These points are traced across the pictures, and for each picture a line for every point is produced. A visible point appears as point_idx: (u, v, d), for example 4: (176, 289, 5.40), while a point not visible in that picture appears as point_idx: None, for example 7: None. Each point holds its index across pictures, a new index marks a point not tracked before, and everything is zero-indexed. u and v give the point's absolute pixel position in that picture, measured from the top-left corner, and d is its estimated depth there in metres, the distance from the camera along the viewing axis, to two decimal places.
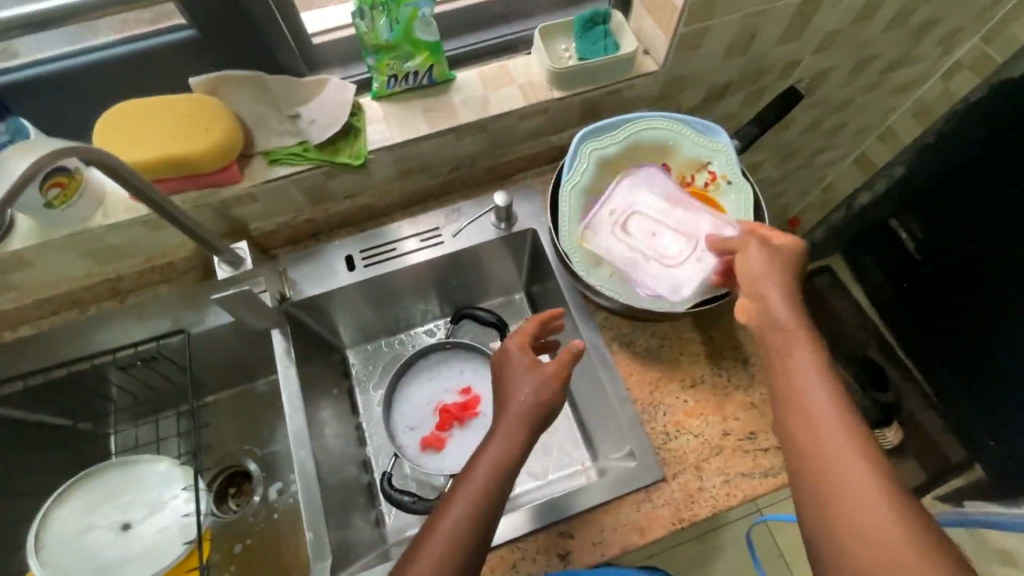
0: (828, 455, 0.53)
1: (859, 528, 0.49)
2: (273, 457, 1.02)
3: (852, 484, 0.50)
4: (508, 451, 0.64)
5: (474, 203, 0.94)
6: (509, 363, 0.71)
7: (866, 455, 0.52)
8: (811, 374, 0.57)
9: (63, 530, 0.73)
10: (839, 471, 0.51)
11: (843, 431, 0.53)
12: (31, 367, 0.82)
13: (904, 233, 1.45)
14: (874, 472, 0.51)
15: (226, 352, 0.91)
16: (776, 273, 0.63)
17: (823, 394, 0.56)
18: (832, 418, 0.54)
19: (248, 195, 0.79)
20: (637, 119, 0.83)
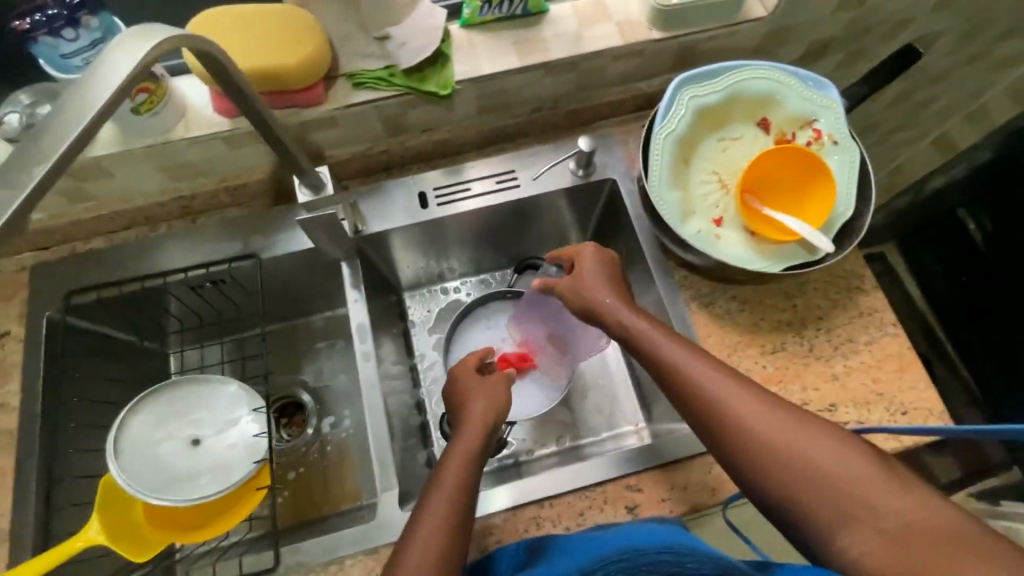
0: (762, 438, 0.53)
1: (821, 484, 0.49)
2: (326, 391, 1.02)
3: (787, 449, 0.51)
4: (468, 449, 0.65)
5: (553, 147, 0.90)
6: (460, 378, 0.77)
7: (781, 412, 0.54)
8: (700, 371, 0.59)
9: (136, 440, 0.73)
10: (779, 443, 0.52)
11: (761, 409, 0.54)
12: (103, 279, 0.82)
13: (972, 223, 1.35)
14: (797, 428, 0.52)
15: (291, 281, 0.90)
16: (592, 287, 0.72)
17: (710, 383, 0.57)
18: (741, 397, 0.56)
19: (330, 119, 0.76)
20: (743, 67, 0.77)
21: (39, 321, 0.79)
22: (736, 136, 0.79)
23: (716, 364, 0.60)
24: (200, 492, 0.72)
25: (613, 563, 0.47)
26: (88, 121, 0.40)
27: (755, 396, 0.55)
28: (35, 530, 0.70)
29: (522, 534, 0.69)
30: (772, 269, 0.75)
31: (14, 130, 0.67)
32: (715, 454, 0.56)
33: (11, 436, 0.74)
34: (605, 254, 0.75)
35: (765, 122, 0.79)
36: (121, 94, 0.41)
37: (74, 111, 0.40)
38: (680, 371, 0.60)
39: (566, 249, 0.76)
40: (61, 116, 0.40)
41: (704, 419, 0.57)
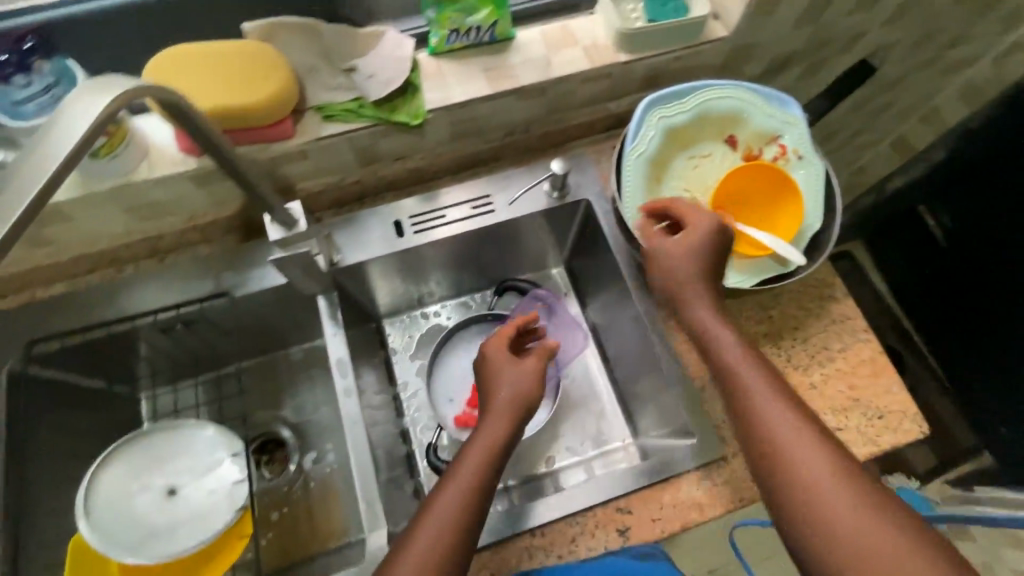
0: (806, 479, 0.52)
1: (854, 546, 0.48)
2: (309, 426, 0.98)
3: (825, 491, 0.51)
4: (491, 445, 0.64)
5: (527, 170, 0.90)
6: (491, 368, 0.74)
7: (840, 466, 0.52)
8: (761, 394, 0.57)
9: (109, 495, 0.71)
10: (821, 492, 0.51)
11: (794, 420, 0.55)
12: (68, 326, 0.79)
13: (932, 221, 1.43)
14: (850, 487, 0.51)
15: (266, 316, 0.88)
16: (687, 265, 0.67)
17: (770, 410, 0.56)
18: (805, 434, 0.54)
19: (300, 153, 0.75)
20: (708, 87, 0.79)
21: None
22: (706, 154, 0.81)
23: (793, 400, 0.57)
24: (177, 544, 0.69)
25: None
26: (43, 183, 0.38)
27: (818, 439, 0.54)
28: None
29: (515, 566, 0.68)
30: (747, 283, 0.76)
31: None
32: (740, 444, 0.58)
33: None
34: (719, 224, 0.68)
35: (732, 139, 0.81)
36: (78, 153, 0.40)
37: (29, 172, 0.39)
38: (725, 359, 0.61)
39: (681, 207, 0.70)
40: (15, 179, 0.39)
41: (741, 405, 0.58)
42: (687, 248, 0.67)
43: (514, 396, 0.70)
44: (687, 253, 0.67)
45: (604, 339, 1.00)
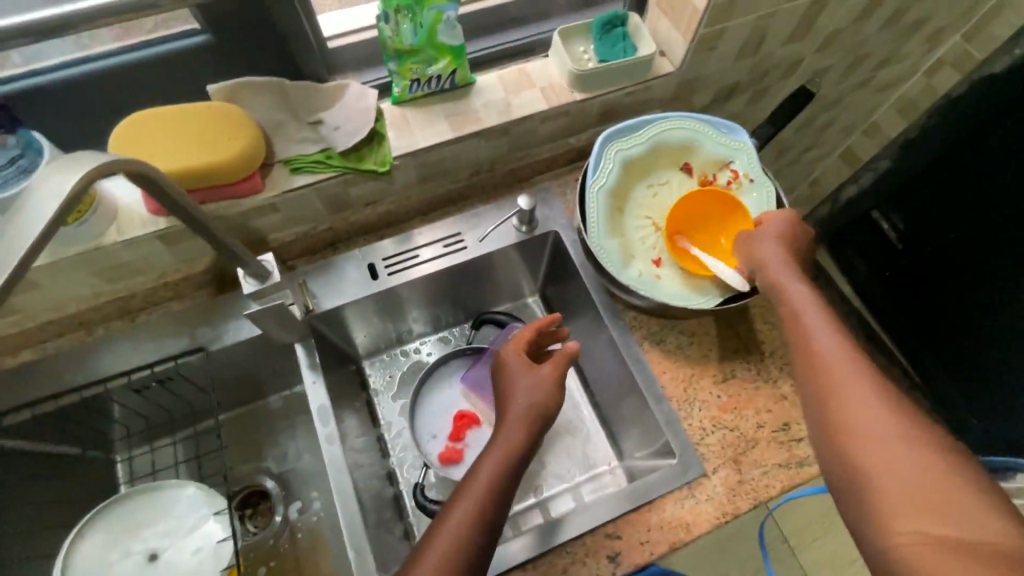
0: (855, 403, 0.52)
1: (893, 463, 0.47)
2: (291, 475, 0.98)
3: (867, 426, 0.50)
4: (511, 454, 0.66)
5: (496, 207, 0.93)
6: (513, 373, 0.75)
7: (893, 401, 0.51)
8: (816, 327, 0.59)
9: (88, 566, 0.69)
10: (867, 413, 0.51)
11: (845, 360, 0.55)
12: (37, 394, 0.77)
13: (886, 224, 1.41)
14: (897, 425, 0.49)
15: (243, 368, 0.87)
16: (766, 246, 0.70)
17: (826, 341, 0.57)
18: (858, 366, 0.54)
19: (270, 206, 0.76)
20: (660, 120, 0.83)
21: None
22: (663, 181, 0.85)
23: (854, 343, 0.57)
24: None
25: None
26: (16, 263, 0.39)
27: (872, 375, 0.53)
28: None
29: None
30: (710, 304, 0.79)
31: None
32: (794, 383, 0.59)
33: None
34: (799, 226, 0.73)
35: (687, 167, 0.85)
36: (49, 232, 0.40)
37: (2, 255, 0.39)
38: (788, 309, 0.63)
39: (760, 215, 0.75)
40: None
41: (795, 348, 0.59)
42: (771, 237, 0.71)
43: (535, 404, 0.71)
44: (772, 241, 0.71)
45: (583, 364, 1.02)
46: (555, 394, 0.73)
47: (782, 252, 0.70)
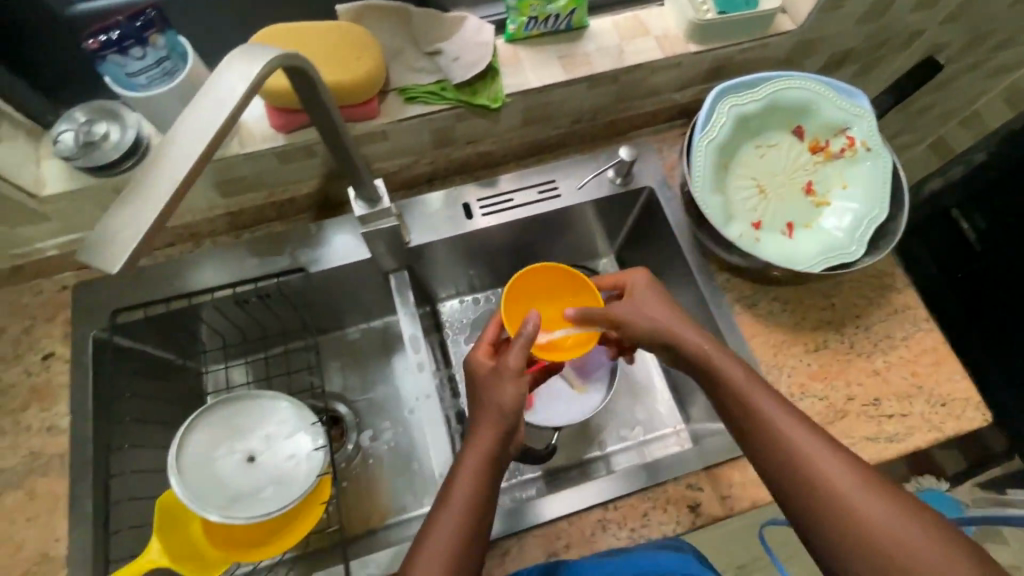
0: (830, 488, 0.56)
1: (874, 535, 0.53)
2: (365, 404, 1.01)
3: (837, 488, 0.56)
4: (478, 480, 0.63)
5: (593, 157, 0.91)
6: (479, 380, 0.69)
7: (853, 470, 0.57)
8: (762, 396, 0.64)
9: (194, 458, 0.73)
10: (838, 496, 0.56)
11: (799, 429, 0.61)
12: (149, 298, 0.81)
13: (965, 224, 1.33)
14: (857, 479, 0.56)
15: (334, 294, 0.90)
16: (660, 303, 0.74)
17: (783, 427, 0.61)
18: (812, 445, 0.59)
19: (381, 133, 0.77)
20: (779, 78, 0.81)
21: (84, 340, 0.78)
22: (773, 143, 0.83)
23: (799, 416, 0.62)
24: (263, 507, 0.71)
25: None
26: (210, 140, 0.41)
27: (830, 449, 0.59)
28: (94, 555, 0.68)
29: (589, 538, 0.70)
30: (814, 270, 0.78)
31: (70, 149, 0.68)
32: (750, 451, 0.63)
33: (64, 457, 0.72)
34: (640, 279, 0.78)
35: (800, 130, 0.83)
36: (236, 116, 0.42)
37: (192, 138, 0.41)
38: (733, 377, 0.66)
39: (613, 276, 0.79)
40: (176, 138, 0.41)
41: (750, 419, 0.63)
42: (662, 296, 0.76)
43: (505, 408, 0.66)
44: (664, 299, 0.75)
45: None
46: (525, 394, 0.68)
47: (666, 308, 0.74)
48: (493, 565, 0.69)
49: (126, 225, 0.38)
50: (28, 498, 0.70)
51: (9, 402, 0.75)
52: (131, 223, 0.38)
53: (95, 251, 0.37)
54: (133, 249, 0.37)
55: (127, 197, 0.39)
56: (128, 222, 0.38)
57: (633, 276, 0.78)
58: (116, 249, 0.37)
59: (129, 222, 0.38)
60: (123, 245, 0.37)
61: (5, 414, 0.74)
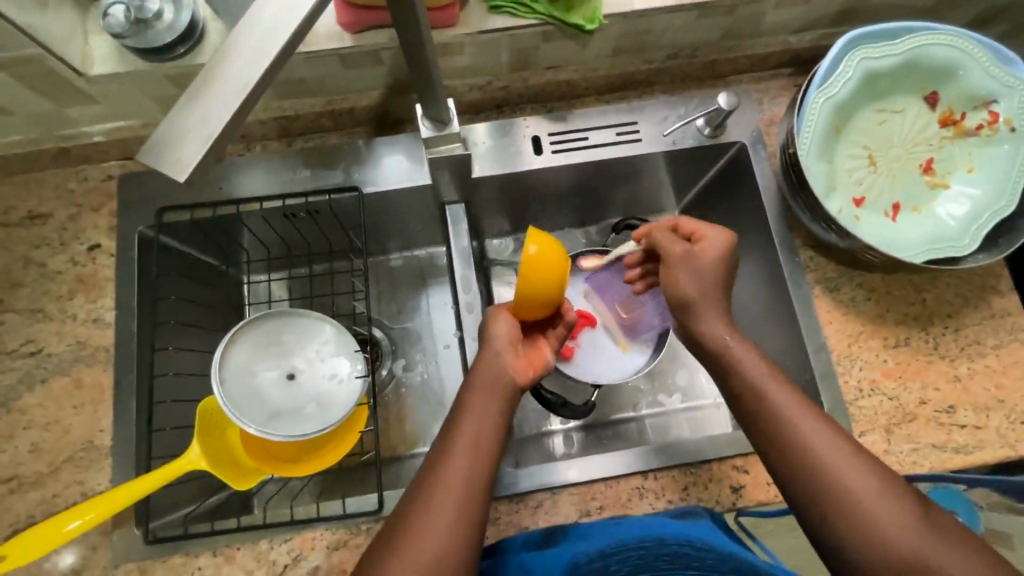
0: (843, 495, 0.52)
1: (894, 547, 0.49)
2: (402, 333, 0.99)
3: (857, 497, 0.51)
4: (489, 398, 0.60)
5: (684, 100, 0.81)
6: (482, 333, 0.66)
7: (869, 471, 0.52)
8: (778, 397, 0.57)
9: (237, 370, 0.72)
10: (856, 504, 0.51)
11: (819, 433, 0.55)
12: (196, 199, 0.77)
13: None
14: (881, 487, 0.52)
15: (383, 217, 0.84)
16: (708, 269, 0.63)
17: (798, 425, 0.55)
18: (827, 444, 0.54)
19: (458, 45, 0.70)
20: (926, 31, 0.69)
21: (130, 236, 0.75)
22: (898, 109, 0.73)
23: (810, 409, 0.57)
24: (302, 427, 0.71)
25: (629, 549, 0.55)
26: (288, 38, 0.35)
27: (845, 450, 0.53)
28: (136, 450, 0.69)
29: (624, 504, 0.69)
30: (919, 259, 0.69)
31: (121, 26, 0.62)
32: (764, 455, 0.57)
33: (110, 351, 0.72)
34: (712, 234, 0.65)
35: (933, 98, 0.73)
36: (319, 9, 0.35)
37: (263, 30, 0.35)
38: (745, 374, 0.59)
39: (685, 223, 0.67)
40: (248, 27, 0.35)
41: (764, 422, 0.57)
42: (721, 263, 0.63)
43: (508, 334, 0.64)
44: (721, 268, 0.63)
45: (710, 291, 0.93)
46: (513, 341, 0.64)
47: (714, 273, 0.63)
48: (524, 515, 0.68)
49: (194, 126, 0.34)
50: (75, 387, 0.71)
51: (57, 289, 0.74)
52: (200, 123, 0.34)
53: (158, 153, 0.33)
54: (200, 156, 0.33)
55: (197, 90, 0.34)
56: (196, 122, 0.34)
57: (704, 226, 0.65)
58: (182, 153, 0.33)
59: (198, 122, 0.34)
60: (191, 148, 0.33)
61: (53, 301, 0.74)
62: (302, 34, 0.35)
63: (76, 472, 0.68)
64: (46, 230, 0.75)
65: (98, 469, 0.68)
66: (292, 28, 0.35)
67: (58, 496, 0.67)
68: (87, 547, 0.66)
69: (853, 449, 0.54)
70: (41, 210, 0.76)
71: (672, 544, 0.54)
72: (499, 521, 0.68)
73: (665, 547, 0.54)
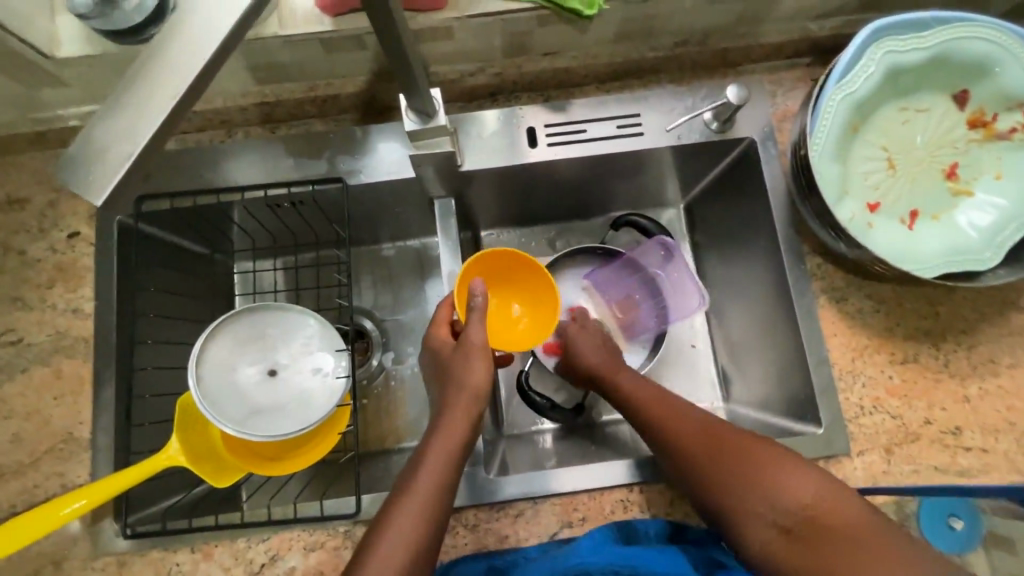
0: (701, 459, 0.59)
1: (758, 493, 0.54)
2: (394, 326, 0.96)
3: (715, 456, 0.58)
4: (447, 463, 0.58)
5: (691, 92, 0.76)
6: (447, 359, 0.65)
7: (718, 434, 0.60)
8: (636, 393, 0.68)
9: (215, 368, 0.70)
10: (720, 476, 0.57)
11: (674, 414, 0.64)
12: (176, 187, 0.74)
13: None
14: (735, 444, 0.58)
15: (370, 208, 0.81)
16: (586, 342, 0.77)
17: (659, 415, 0.65)
18: (682, 421, 0.62)
19: (446, 30, 0.66)
20: (961, 22, 0.63)
21: (108, 225, 0.73)
22: (923, 107, 0.67)
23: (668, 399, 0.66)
24: (280, 427, 0.69)
25: None
26: (219, 44, 0.32)
27: (699, 421, 0.62)
28: (115, 443, 0.68)
29: (607, 516, 0.67)
30: (932, 273, 0.65)
31: (86, 6, 0.58)
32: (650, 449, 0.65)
33: (89, 342, 0.71)
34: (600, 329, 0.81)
35: (964, 96, 0.67)
36: (255, 10, 0.32)
37: (189, 35, 0.32)
38: (617, 379, 0.71)
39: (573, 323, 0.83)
40: (173, 32, 0.32)
41: (635, 418, 0.67)
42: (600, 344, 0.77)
43: (480, 384, 0.63)
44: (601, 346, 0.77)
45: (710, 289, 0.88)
46: (484, 371, 0.63)
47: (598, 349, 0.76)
48: (504, 523, 0.67)
49: (115, 142, 0.31)
50: (55, 377, 0.70)
51: (37, 277, 0.72)
52: (121, 139, 0.31)
53: (75, 172, 0.31)
54: (121, 178, 0.31)
55: (120, 98, 0.32)
56: (114, 140, 0.31)
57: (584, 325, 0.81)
58: (102, 173, 0.31)
59: (120, 136, 0.31)
60: (111, 167, 0.31)
61: (32, 289, 0.72)
62: (235, 37, 0.32)
63: (56, 463, 0.68)
64: (24, 216, 0.74)
65: (77, 461, 0.68)
66: (224, 33, 0.32)
67: (40, 486, 0.67)
68: (67, 538, 0.66)
69: (706, 421, 0.62)
70: (19, 194, 0.74)
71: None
72: (478, 529, 0.67)
73: None
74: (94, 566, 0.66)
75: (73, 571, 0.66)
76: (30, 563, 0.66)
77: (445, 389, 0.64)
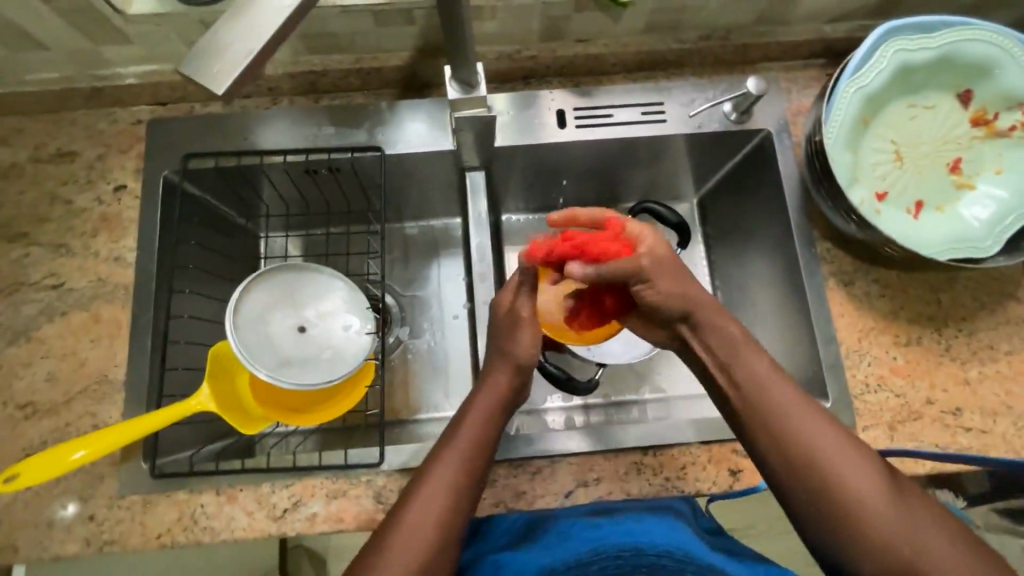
0: (835, 478, 0.54)
1: (888, 537, 0.52)
2: (411, 301, 0.94)
3: (850, 482, 0.54)
4: (488, 424, 0.62)
5: (711, 84, 0.81)
6: (496, 324, 0.67)
7: (852, 453, 0.55)
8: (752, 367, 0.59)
9: (251, 318, 0.73)
10: (854, 502, 0.53)
11: (798, 414, 0.57)
12: (221, 147, 0.77)
13: None
14: (865, 468, 0.54)
15: (401, 180, 0.84)
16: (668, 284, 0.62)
17: (792, 416, 0.57)
18: (815, 426, 0.56)
19: (490, 8, 0.71)
20: (965, 25, 0.69)
21: (155, 179, 0.76)
22: (930, 104, 0.72)
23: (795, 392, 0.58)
24: (309, 377, 0.72)
25: (611, 558, 0.58)
26: None
27: (832, 433, 0.56)
28: (149, 387, 0.71)
29: (621, 477, 0.69)
30: (935, 257, 0.69)
31: None
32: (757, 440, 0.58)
33: (128, 290, 0.74)
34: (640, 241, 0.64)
35: (967, 95, 0.72)
36: None
37: None
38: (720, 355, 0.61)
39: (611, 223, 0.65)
40: None
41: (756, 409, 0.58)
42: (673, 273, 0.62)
43: (524, 355, 0.64)
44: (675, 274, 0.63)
45: (720, 278, 0.90)
46: (531, 345, 0.65)
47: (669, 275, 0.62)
48: (521, 480, 0.69)
49: (235, 44, 0.39)
50: (93, 321, 0.73)
51: (81, 226, 0.75)
52: (239, 41, 0.40)
53: (202, 65, 0.39)
54: (238, 72, 0.39)
55: (239, 12, 0.40)
56: (235, 42, 0.40)
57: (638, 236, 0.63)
58: (222, 67, 0.39)
59: (237, 44, 0.40)
60: (230, 63, 0.39)
61: (77, 236, 0.75)
62: None
63: (89, 403, 0.70)
64: (73, 167, 0.77)
65: (110, 402, 0.70)
66: None
67: (71, 425, 0.69)
68: (95, 477, 0.68)
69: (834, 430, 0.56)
70: (71, 147, 0.77)
71: (650, 553, 0.57)
72: (497, 485, 0.69)
73: (643, 557, 0.58)
74: (120, 504, 0.68)
75: (99, 508, 0.67)
76: (57, 498, 0.67)
77: (490, 355, 0.67)
